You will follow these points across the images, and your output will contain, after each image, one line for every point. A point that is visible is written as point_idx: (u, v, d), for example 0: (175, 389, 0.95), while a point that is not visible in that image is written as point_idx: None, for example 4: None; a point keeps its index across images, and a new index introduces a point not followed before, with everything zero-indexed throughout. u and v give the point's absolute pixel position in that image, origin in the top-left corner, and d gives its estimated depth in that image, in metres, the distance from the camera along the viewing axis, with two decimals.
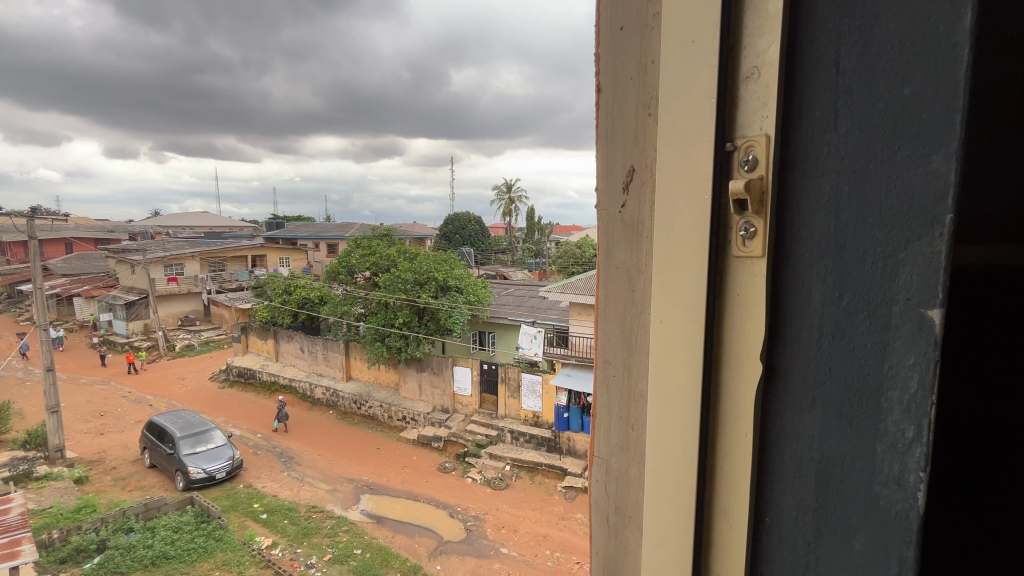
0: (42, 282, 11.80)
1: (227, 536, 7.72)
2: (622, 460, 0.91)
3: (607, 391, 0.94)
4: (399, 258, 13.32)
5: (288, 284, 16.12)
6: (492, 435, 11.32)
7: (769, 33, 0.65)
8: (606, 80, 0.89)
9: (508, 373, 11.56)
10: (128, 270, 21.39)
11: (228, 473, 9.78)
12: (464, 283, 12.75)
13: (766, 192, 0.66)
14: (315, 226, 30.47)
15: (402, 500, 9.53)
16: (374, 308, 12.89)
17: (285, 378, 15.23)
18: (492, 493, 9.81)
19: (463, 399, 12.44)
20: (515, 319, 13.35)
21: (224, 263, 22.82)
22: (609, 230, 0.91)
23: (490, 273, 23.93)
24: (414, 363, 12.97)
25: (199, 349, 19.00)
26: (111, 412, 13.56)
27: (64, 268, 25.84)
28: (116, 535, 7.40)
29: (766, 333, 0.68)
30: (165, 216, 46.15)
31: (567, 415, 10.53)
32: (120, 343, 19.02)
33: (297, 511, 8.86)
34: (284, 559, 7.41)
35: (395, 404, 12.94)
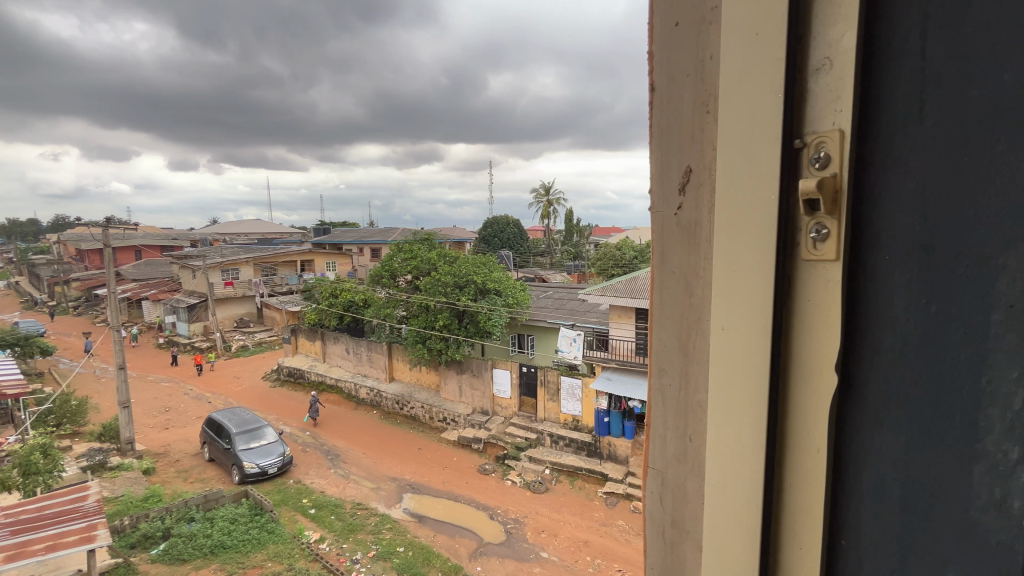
0: (114, 286, 12.74)
1: (278, 529, 8.07)
2: (678, 473, 0.88)
3: (662, 400, 0.92)
4: (439, 262, 13.57)
5: (335, 287, 16.71)
6: (531, 438, 11.31)
7: (842, 23, 0.61)
8: (660, 79, 0.86)
9: (547, 376, 11.50)
10: (190, 275, 22.84)
11: (279, 468, 10.23)
12: (503, 285, 12.84)
13: (840, 191, 0.62)
14: (359, 230, 31.43)
15: (443, 500, 9.68)
16: (415, 310, 13.19)
17: (332, 378, 15.79)
18: (532, 496, 9.77)
19: (502, 402, 12.48)
20: (554, 322, 13.29)
21: (275, 268, 23.98)
22: (665, 232, 0.88)
23: (528, 276, 24.01)
24: (454, 365, 13.14)
25: (253, 349, 20.03)
26: (174, 408, 14.47)
27: (134, 273, 27.90)
28: (179, 524, 7.88)
29: (841, 342, 0.64)
30: (223, 224, 49.10)
31: (608, 419, 10.38)
32: (183, 343, 20.30)
33: (343, 508, 9.15)
34: (331, 554, 7.66)
35: (436, 405, 13.15)
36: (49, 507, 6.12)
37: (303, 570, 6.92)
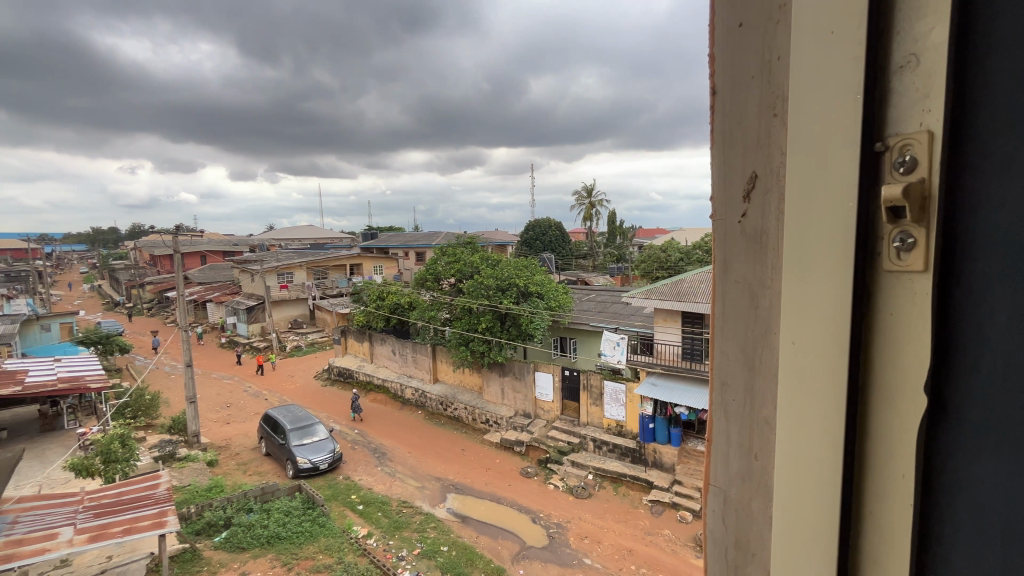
0: (182, 289, 13.66)
1: (329, 523, 8.38)
2: (742, 492, 0.85)
3: (725, 414, 0.89)
4: (482, 265, 13.70)
5: (382, 290, 17.22)
6: (574, 442, 11.19)
7: (930, 16, 0.57)
8: (722, 83, 0.84)
9: (590, 380, 11.35)
10: (249, 279, 24.19)
11: (330, 464, 10.63)
12: (545, 288, 12.80)
13: (930, 197, 0.57)
14: (404, 234, 32.24)
15: (486, 501, 9.74)
16: (459, 313, 13.38)
17: (379, 378, 16.27)
18: (575, 501, 9.67)
19: (545, 405, 12.42)
20: (598, 325, 13.11)
21: (326, 271, 24.99)
22: (727, 241, 0.85)
23: (571, 279, 23.84)
24: (496, 368, 13.22)
25: (306, 349, 20.96)
26: (234, 404, 15.35)
27: (200, 277, 29.90)
28: (239, 514, 8.35)
29: (928, 360, 0.59)
30: (279, 231, 51.81)
31: (653, 425, 10.13)
32: (243, 343, 21.52)
33: (389, 505, 9.39)
34: (378, 550, 7.87)
35: (479, 407, 13.27)
36: (126, 493, 6.64)
37: (352, 564, 7.15)
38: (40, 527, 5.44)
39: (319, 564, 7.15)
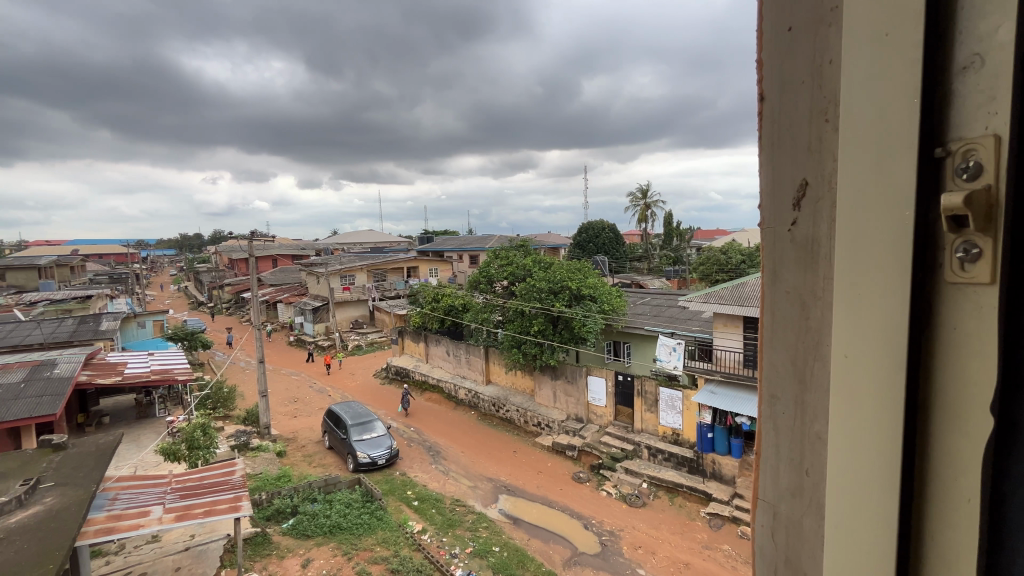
0: (256, 290, 14.70)
1: (386, 516, 8.71)
2: (793, 508, 0.84)
3: (775, 426, 0.87)
4: (534, 268, 13.75)
5: (437, 292, 17.72)
6: (628, 449, 10.95)
7: (995, 13, 0.54)
8: (771, 89, 0.83)
9: (645, 386, 11.08)
10: (314, 281, 25.67)
11: (387, 460, 11.06)
12: (598, 291, 12.64)
13: (996, 205, 0.53)
14: (459, 239, 33.01)
15: (537, 504, 9.76)
16: (511, 315, 13.49)
17: (434, 378, 16.73)
18: (629, 509, 9.45)
19: (597, 410, 12.24)
20: (653, 330, 12.79)
21: (385, 274, 26.02)
22: (777, 250, 0.84)
23: (625, 282, 23.44)
24: (548, 371, 13.21)
25: (366, 349, 21.92)
26: (301, 399, 16.32)
27: (271, 279, 32.06)
28: (305, 503, 8.87)
29: (996, 382, 0.55)
30: (342, 236, 54.57)
31: (711, 435, 9.74)
32: (309, 341, 22.84)
33: (443, 503, 9.62)
34: (433, 546, 8.08)
35: (531, 410, 13.31)
36: (206, 477, 7.26)
37: (407, 559, 7.39)
38: (135, 504, 6.05)
39: (377, 555, 7.45)
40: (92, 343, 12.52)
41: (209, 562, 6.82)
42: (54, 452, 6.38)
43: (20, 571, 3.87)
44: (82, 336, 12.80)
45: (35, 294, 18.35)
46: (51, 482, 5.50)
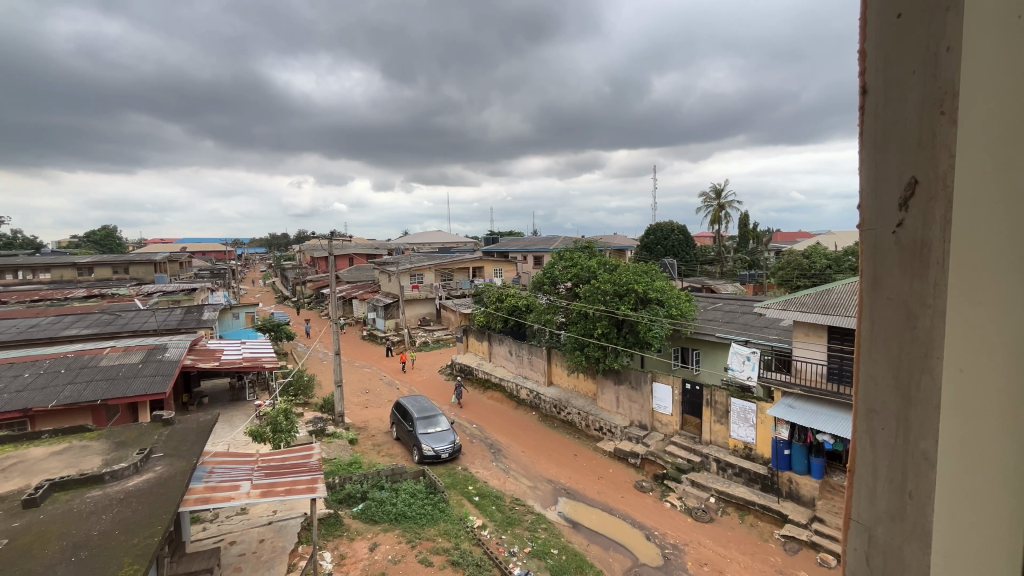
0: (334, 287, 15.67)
1: (448, 509, 8.98)
2: (893, 533, 0.80)
3: (872, 443, 0.83)
4: (599, 270, 13.53)
5: (501, 292, 18.03)
6: (694, 461, 10.50)
7: None
8: (876, 82, 0.80)
9: (714, 396, 10.56)
10: (386, 279, 26.96)
11: (450, 454, 11.40)
12: (666, 295, 12.23)
13: None
14: (523, 240, 33.30)
15: (597, 510, 9.65)
16: (575, 317, 13.40)
17: (496, 377, 17.03)
18: (694, 524, 9.07)
19: (663, 418, 11.83)
20: (725, 337, 12.16)
21: (452, 273, 26.81)
22: (879, 255, 0.80)
23: (695, 286, 22.52)
24: (611, 375, 12.98)
25: (432, 345, 22.72)
26: (372, 391, 17.24)
27: (348, 277, 34.10)
28: (373, 489, 9.37)
29: None
30: (412, 237, 57.02)
31: (789, 452, 9.12)
32: (380, 336, 24.07)
33: (503, 500, 9.76)
34: (492, 542, 8.20)
35: (593, 414, 13.16)
36: (288, 459, 7.88)
37: (467, 552, 7.58)
38: (228, 478, 6.69)
39: (439, 546, 7.69)
40: (195, 330, 13.96)
41: (288, 537, 7.38)
42: (163, 426, 7.20)
43: (136, 529, 4.40)
44: (188, 324, 14.32)
45: (151, 286, 20.81)
46: (160, 453, 6.22)
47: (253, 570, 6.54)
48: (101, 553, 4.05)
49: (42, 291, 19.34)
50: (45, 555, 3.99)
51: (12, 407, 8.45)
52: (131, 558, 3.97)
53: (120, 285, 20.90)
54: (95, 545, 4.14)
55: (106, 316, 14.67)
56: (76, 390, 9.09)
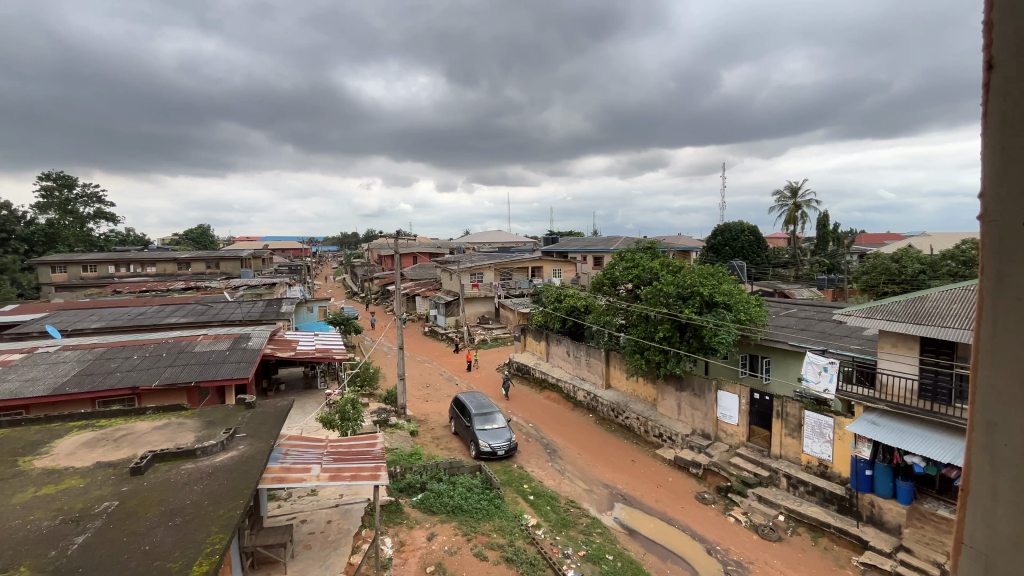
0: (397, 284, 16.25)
1: (503, 506, 9.08)
2: (1013, 561, 0.79)
3: (998, 462, 0.82)
4: (662, 271, 13.09)
5: (560, 292, 17.94)
6: (762, 475, 9.91)
7: None
8: (1005, 66, 0.79)
9: (786, 408, 9.91)
10: (448, 278, 27.70)
11: (506, 451, 11.53)
12: (733, 299, 11.66)
13: None
14: (584, 240, 32.95)
15: (655, 518, 9.39)
16: (635, 319, 13.09)
17: (553, 378, 17.02)
18: (761, 542, 8.57)
19: (727, 428, 11.25)
20: (799, 345, 11.35)
21: (511, 273, 27.06)
22: (1004, 253, 0.80)
23: (767, 290, 21.26)
24: (673, 380, 12.56)
25: (490, 343, 23.08)
26: (432, 385, 17.81)
27: (412, 275, 35.40)
28: (432, 481, 9.68)
29: None
30: (474, 236, 58.28)
31: (871, 473, 8.44)
32: (441, 333, 24.81)
33: (558, 501, 9.74)
34: (546, 542, 8.19)
35: (653, 420, 12.80)
36: (354, 446, 8.30)
37: (521, 550, 7.65)
38: (300, 461, 7.17)
39: (493, 541, 7.80)
40: (274, 322, 15.06)
41: (353, 520, 7.79)
42: (246, 409, 7.84)
43: (222, 502, 4.83)
44: (268, 316, 15.49)
45: (237, 280, 22.72)
46: (243, 433, 6.79)
47: (321, 548, 6.99)
48: (194, 520, 4.49)
49: (148, 283, 21.74)
50: (148, 518, 4.51)
51: (122, 384, 9.58)
52: (217, 526, 4.37)
53: (212, 279, 22.99)
54: (188, 512, 4.61)
55: (199, 306, 16.22)
56: (174, 372, 10.14)
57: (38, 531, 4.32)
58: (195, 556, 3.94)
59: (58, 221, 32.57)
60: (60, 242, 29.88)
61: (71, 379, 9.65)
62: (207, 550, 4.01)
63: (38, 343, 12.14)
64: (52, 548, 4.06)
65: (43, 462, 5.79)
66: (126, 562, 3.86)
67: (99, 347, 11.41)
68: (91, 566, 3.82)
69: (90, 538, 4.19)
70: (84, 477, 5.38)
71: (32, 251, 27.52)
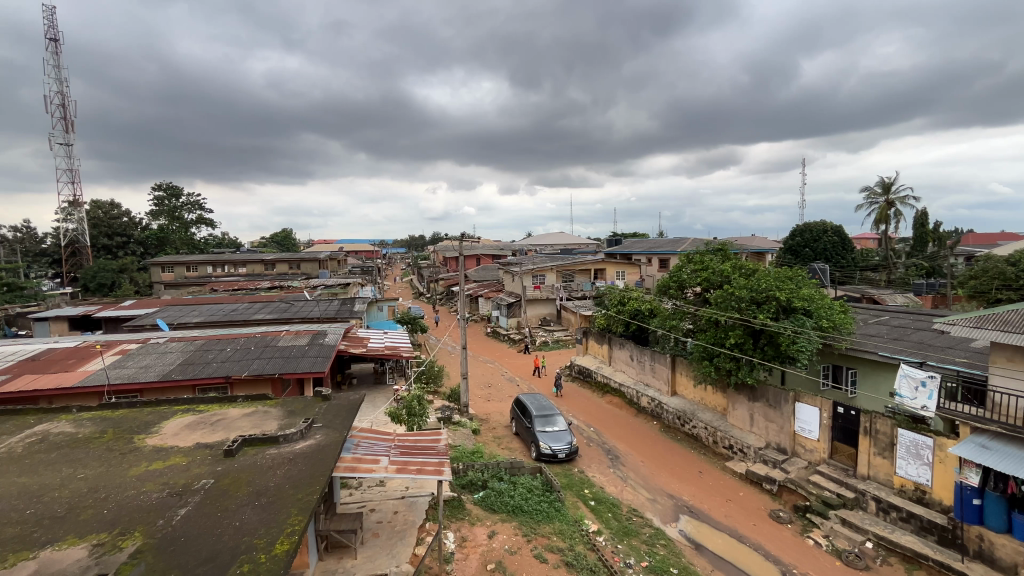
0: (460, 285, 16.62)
1: (564, 509, 9.01)
2: None
3: None
4: (734, 274, 12.44)
5: (623, 295, 17.53)
6: (847, 497, 9.12)
7: None
8: None
9: (876, 425, 9.04)
10: (510, 279, 28.00)
11: (567, 455, 11.46)
12: (814, 305, 10.85)
13: None
14: (649, 241, 32.00)
15: (725, 534, 8.95)
16: (704, 325, 12.54)
17: (616, 382, 16.69)
18: (844, 569, 7.89)
19: (807, 443, 10.47)
20: (892, 357, 10.26)
21: (573, 275, 26.85)
22: None
23: (854, 295, 19.53)
24: (744, 390, 11.89)
25: (552, 345, 23.08)
26: (494, 386, 18.08)
27: (475, 276, 36.15)
28: (493, 480, 9.83)
29: None
30: (536, 238, 58.50)
31: (980, 502, 7.51)
32: (503, 333, 25.14)
33: (619, 509, 9.55)
34: (608, 549, 8.03)
35: (722, 431, 12.21)
36: (420, 440, 8.61)
37: (581, 556, 7.56)
38: (370, 452, 7.54)
39: (553, 545, 7.77)
40: (348, 319, 15.96)
41: (418, 512, 8.08)
42: (322, 401, 8.37)
43: (302, 486, 5.21)
44: (343, 313, 16.44)
45: (315, 280, 24.34)
46: (320, 423, 7.25)
47: (388, 538, 7.31)
48: (276, 501, 4.87)
49: (240, 282, 23.91)
50: (238, 496, 4.95)
51: (218, 373, 10.58)
52: (296, 509, 4.71)
53: (294, 279, 24.77)
54: (271, 494, 5.01)
55: (283, 304, 17.55)
56: (260, 365, 11.04)
57: (150, 501, 4.89)
58: (278, 535, 4.27)
59: (167, 226, 36.66)
60: (169, 246, 33.63)
61: (176, 368, 10.81)
62: (288, 531, 4.32)
63: (150, 335, 13.74)
64: (160, 518, 4.58)
65: (154, 440, 6.53)
66: (220, 535, 4.27)
67: (199, 340, 12.70)
68: (191, 535, 4.26)
69: (191, 511, 4.68)
70: (186, 456, 6.01)
71: (146, 254, 31.23)
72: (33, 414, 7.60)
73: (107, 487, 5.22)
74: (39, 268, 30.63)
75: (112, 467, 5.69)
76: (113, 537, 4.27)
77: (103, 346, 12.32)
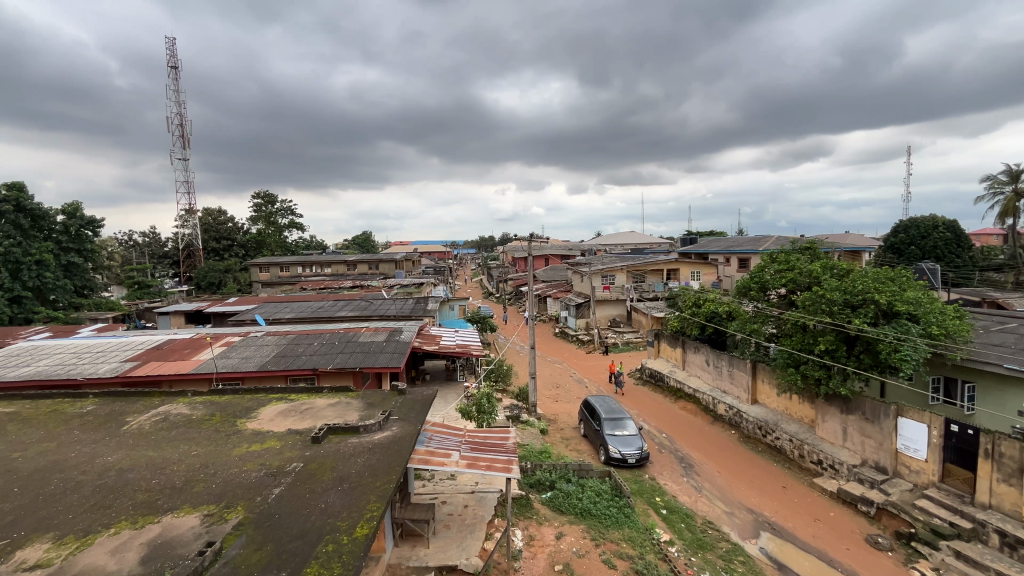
0: None
1: (633, 516, 8.79)
2: None
3: None
4: (824, 275, 11.49)
5: (698, 296, 16.76)
6: (962, 527, 8.08)
7: None
8: None
9: (1000, 448, 7.91)
10: (579, 280, 27.77)
11: (637, 460, 11.16)
12: (922, 310, 9.72)
13: None
14: (728, 240, 30.29)
15: (812, 556, 8.28)
16: (789, 329, 11.68)
17: (690, 388, 16.00)
18: None
19: (912, 463, 9.40)
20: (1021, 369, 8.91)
21: (644, 275, 26.09)
22: None
23: (973, 299, 17.19)
24: (837, 401, 10.90)
25: (621, 348, 22.61)
26: (562, 386, 18.04)
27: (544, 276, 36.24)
28: (561, 480, 9.81)
29: None
30: (606, 239, 57.49)
31: None
32: (572, 334, 25.00)
33: (693, 520, 9.14)
34: (680, 560, 7.73)
35: (810, 444, 11.30)
36: (489, 438, 8.77)
37: (652, 565, 7.34)
38: (442, 446, 7.82)
39: (623, 551, 7.61)
40: (422, 317, 16.64)
41: (487, 508, 8.24)
42: (398, 394, 8.80)
43: (380, 474, 5.52)
44: (417, 311, 17.18)
45: (393, 280, 25.63)
46: (396, 416, 7.63)
47: (459, 530, 7.53)
48: (357, 487, 5.20)
49: (326, 281, 25.77)
50: (323, 480, 5.35)
51: (306, 366, 11.47)
52: (375, 496, 4.99)
53: (373, 279, 26.24)
54: (352, 481, 5.35)
55: (363, 302, 18.67)
56: (343, 359, 11.81)
57: (250, 479, 5.43)
58: (358, 518, 4.57)
59: (265, 231, 40.32)
60: (266, 248, 36.91)
61: (271, 359, 11.84)
62: (367, 515, 4.61)
63: (251, 329, 15.18)
64: (258, 495, 5.06)
65: (254, 424, 7.22)
66: (308, 515, 4.64)
67: (291, 334, 13.83)
68: (284, 513, 4.67)
69: (284, 491, 5.12)
70: (280, 441, 6.58)
71: (248, 256, 34.51)
72: (158, 395, 8.70)
73: (215, 464, 5.85)
74: (163, 269, 34.87)
75: (220, 446, 6.38)
76: (220, 509, 4.79)
77: (212, 338, 13.80)
